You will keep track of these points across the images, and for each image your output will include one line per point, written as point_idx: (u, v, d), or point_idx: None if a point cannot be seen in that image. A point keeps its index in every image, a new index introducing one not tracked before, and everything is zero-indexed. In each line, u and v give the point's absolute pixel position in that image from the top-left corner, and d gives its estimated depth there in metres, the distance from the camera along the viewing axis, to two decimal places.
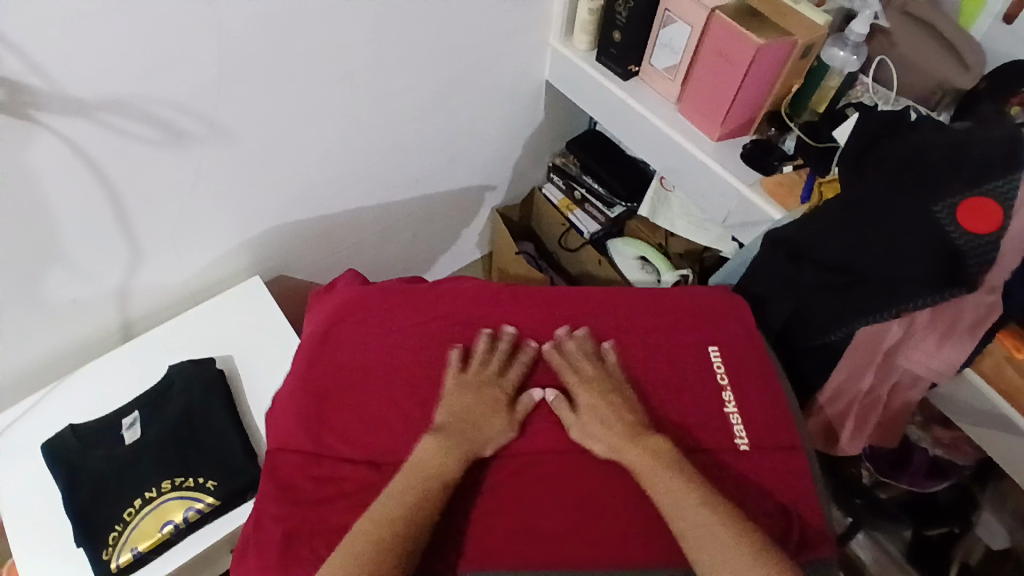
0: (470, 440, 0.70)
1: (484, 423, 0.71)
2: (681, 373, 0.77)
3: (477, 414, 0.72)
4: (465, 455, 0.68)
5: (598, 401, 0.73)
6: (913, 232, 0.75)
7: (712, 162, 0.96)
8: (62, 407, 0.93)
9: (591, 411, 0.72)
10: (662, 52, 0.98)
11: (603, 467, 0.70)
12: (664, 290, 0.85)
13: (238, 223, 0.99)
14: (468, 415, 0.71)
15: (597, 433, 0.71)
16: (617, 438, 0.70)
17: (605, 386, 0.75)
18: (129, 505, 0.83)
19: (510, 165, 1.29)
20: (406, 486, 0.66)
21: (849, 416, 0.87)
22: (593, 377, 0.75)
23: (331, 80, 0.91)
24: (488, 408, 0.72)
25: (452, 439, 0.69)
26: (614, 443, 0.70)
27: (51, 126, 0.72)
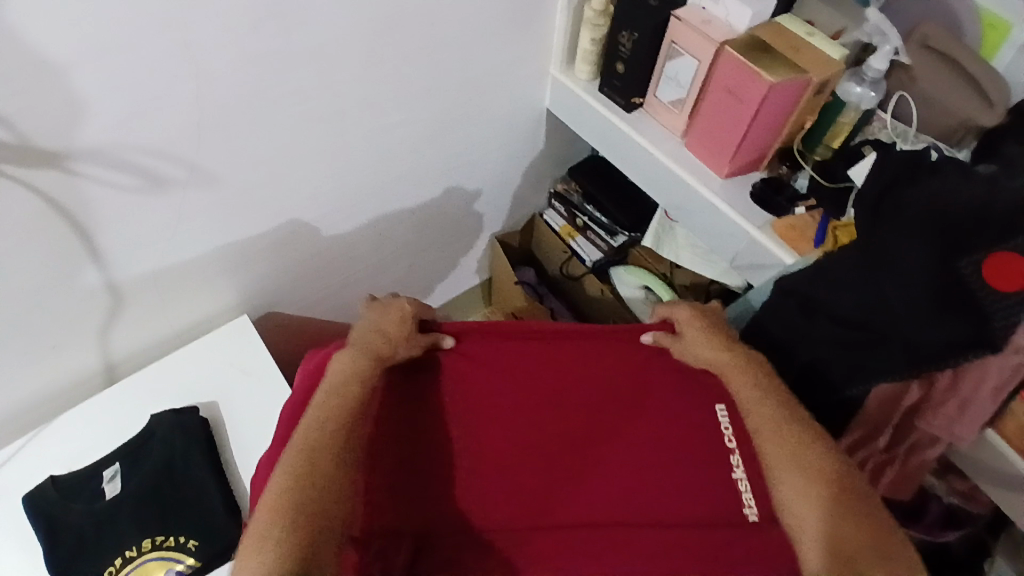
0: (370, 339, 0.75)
1: (388, 331, 0.76)
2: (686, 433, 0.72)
3: (376, 324, 0.77)
4: (370, 354, 0.73)
5: (698, 324, 0.81)
6: (937, 289, 0.69)
7: (722, 202, 0.91)
8: (41, 456, 0.89)
9: (690, 326, 0.80)
10: (667, 86, 0.93)
11: (597, 542, 0.63)
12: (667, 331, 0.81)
13: (223, 263, 0.95)
14: (371, 328, 0.76)
15: (699, 344, 0.79)
16: (712, 337, 0.79)
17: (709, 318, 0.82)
18: (108, 565, 0.80)
19: (509, 193, 1.25)
20: (325, 397, 0.69)
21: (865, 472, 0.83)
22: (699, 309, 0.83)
23: (319, 119, 0.87)
24: (389, 316, 0.77)
25: (357, 345, 0.74)
26: (708, 340, 0.79)
27: (21, 179, 0.68)
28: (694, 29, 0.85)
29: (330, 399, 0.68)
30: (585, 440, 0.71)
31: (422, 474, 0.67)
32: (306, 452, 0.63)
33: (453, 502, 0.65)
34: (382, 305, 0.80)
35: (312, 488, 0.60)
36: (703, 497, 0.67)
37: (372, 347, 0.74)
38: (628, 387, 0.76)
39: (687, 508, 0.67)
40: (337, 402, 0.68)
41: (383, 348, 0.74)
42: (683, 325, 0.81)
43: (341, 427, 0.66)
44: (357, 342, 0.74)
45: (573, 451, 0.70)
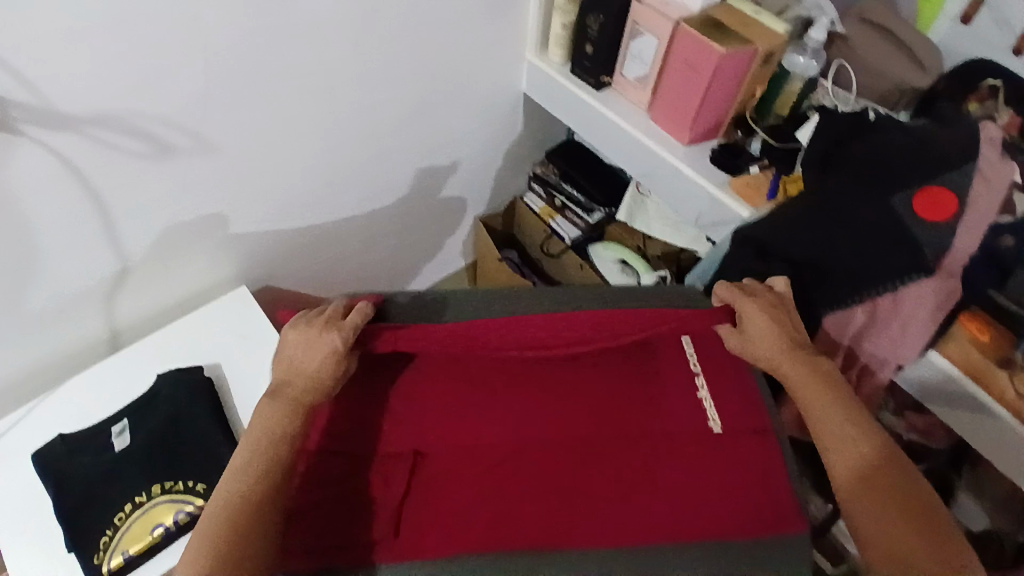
0: (295, 378, 0.72)
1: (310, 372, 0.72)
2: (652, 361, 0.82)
3: (304, 363, 0.72)
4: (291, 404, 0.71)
5: (760, 316, 0.77)
6: (877, 224, 0.79)
7: (685, 165, 0.99)
8: (50, 417, 0.94)
9: (754, 322, 0.77)
10: (632, 63, 1.03)
11: (575, 455, 0.74)
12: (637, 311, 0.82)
13: (223, 234, 1.01)
14: (298, 370, 0.72)
15: (762, 341, 0.77)
16: (776, 340, 0.76)
17: (776, 309, 0.78)
18: (119, 510, 0.85)
19: (491, 175, 1.33)
20: (247, 455, 0.68)
21: None
22: (765, 300, 0.78)
23: (313, 93, 0.94)
24: (318, 355, 0.72)
25: (282, 394, 0.71)
26: (771, 343, 0.77)
27: (41, 139, 0.75)
28: (653, 8, 0.95)
29: (252, 460, 0.68)
30: (562, 376, 0.80)
31: (423, 400, 0.78)
32: (224, 514, 0.64)
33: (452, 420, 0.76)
34: (310, 330, 0.74)
35: (236, 538, 0.63)
36: (669, 410, 0.78)
37: (298, 396, 0.71)
38: (574, 365, 0.81)
39: (655, 423, 0.77)
40: (262, 461, 0.68)
41: (308, 399, 0.71)
42: (749, 319, 0.77)
43: (263, 483, 0.67)
44: (283, 389, 0.71)
45: (553, 390, 0.79)
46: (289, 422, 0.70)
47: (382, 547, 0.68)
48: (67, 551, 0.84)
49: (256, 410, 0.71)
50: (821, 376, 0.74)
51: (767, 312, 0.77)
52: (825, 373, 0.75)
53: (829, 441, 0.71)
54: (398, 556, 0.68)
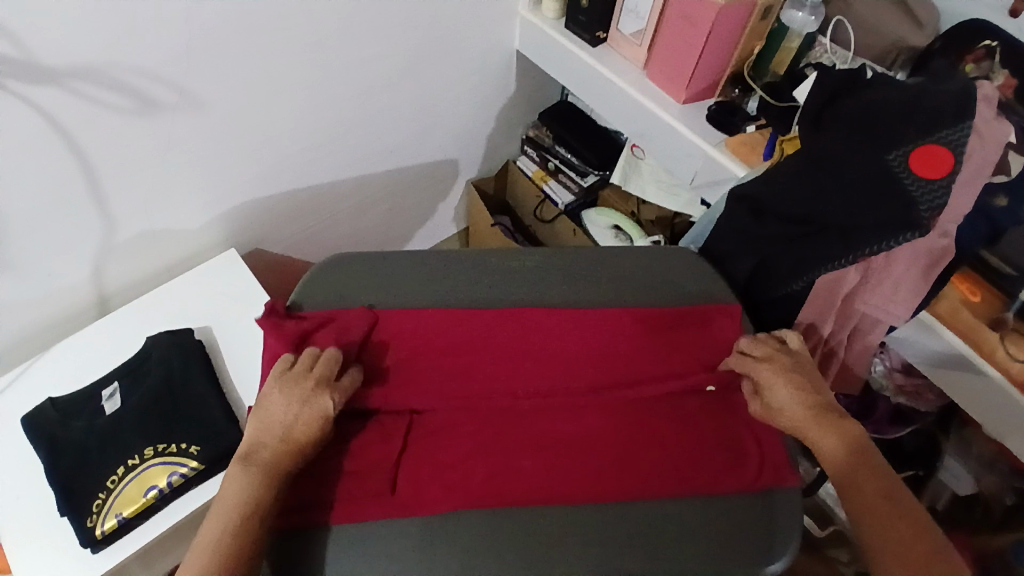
0: (274, 444, 0.68)
1: (293, 437, 0.68)
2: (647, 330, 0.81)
3: (287, 432, 0.68)
4: (271, 471, 0.66)
5: (779, 382, 0.73)
6: (870, 182, 0.78)
7: (682, 125, 0.98)
8: (39, 382, 0.93)
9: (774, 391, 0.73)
10: (628, 19, 1.01)
11: (571, 417, 0.75)
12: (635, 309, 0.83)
13: (212, 195, 0.99)
14: (274, 441, 0.68)
15: (789, 405, 0.72)
16: (798, 410, 0.71)
17: (795, 372, 0.74)
18: (112, 474, 0.84)
19: (484, 138, 1.30)
20: (230, 512, 0.64)
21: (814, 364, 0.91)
22: (786, 363, 0.75)
23: (302, 48, 0.91)
24: (305, 420, 0.69)
25: (254, 462, 0.67)
26: (794, 412, 0.72)
27: (22, 94, 0.72)
28: None
29: (239, 508, 0.64)
30: (556, 342, 0.80)
31: (423, 360, 0.79)
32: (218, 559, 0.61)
33: (450, 379, 0.77)
34: (290, 396, 0.70)
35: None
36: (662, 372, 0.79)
37: (274, 457, 0.67)
38: (568, 341, 0.80)
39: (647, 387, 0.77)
40: (241, 496, 0.65)
41: (287, 462, 0.67)
42: (768, 382, 0.74)
43: (253, 518, 0.64)
44: (256, 455, 0.67)
45: (547, 356, 0.79)
46: (262, 473, 0.66)
47: (381, 501, 0.69)
48: (62, 515, 0.84)
49: (227, 474, 0.67)
50: (851, 448, 0.69)
51: (786, 375, 0.73)
52: (857, 444, 0.69)
53: (870, 527, 0.65)
54: (394, 511, 0.68)
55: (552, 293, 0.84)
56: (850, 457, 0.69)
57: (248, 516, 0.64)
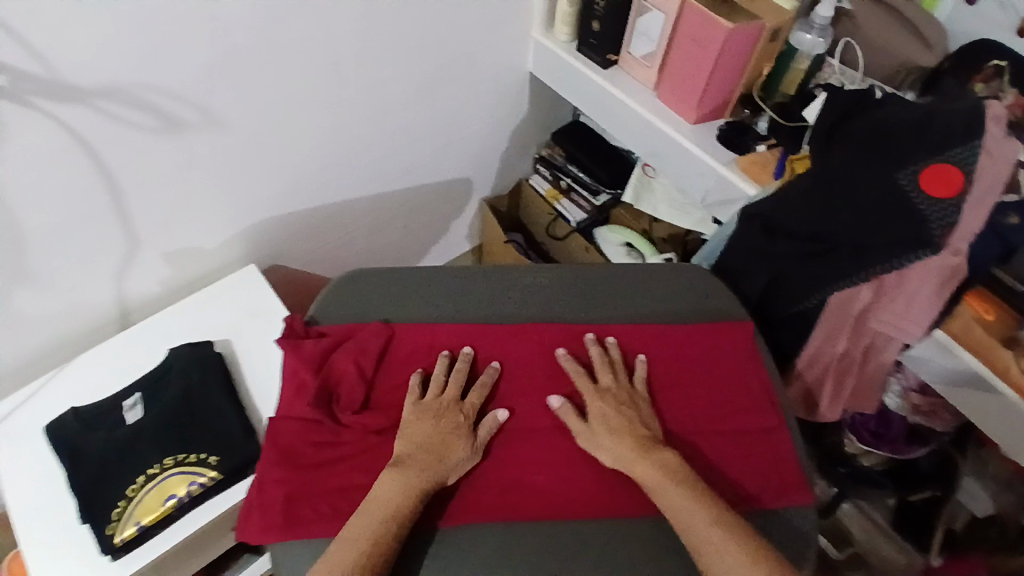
0: (426, 456, 0.71)
1: (445, 444, 0.72)
2: (668, 347, 0.82)
3: (457, 440, 0.72)
4: (428, 481, 0.69)
5: (611, 401, 0.76)
6: (882, 200, 0.79)
7: (693, 145, 0.99)
8: (62, 394, 0.95)
9: (606, 418, 0.74)
10: (640, 41, 1.03)
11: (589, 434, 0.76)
12: (652, 325, 0.84)
13: (233, 213, 1.02)
14: (450, 449, 0.71)
15: (613, 434, 0.73)
16: (623, 430, 0.73)
17: (629, 401, 0.76)
18: (131, 483, 0.86)
19: (497, 157, 1.33)
20: (383, 512, 0.66)
21: (826, 384, 0.91)
22: (613, 391, 0.77)
23: (321, 70, 0.94)
24: (444, 429, 0.73)
25: (408, 470, 0.69)
26: (621, 430, 0.73)
27: (52, 113, 0.75)
28: None
29: (395, 508, 0.66)
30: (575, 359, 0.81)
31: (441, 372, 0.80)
32: (377, 555, 0.63)
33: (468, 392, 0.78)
34: (453, 407, 0.75)
35: None
36: (678, 390, 0.79)
37: (433, 463, 0.70)
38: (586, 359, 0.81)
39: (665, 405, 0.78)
40: (398, 494, 0.67)
41: (438, 476, 0.70)
42: (590, 413, 0.75)
43: (404, 517, 0.66)
44: (416, 459, 0.70)
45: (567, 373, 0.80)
46: (422, 473, 0.69)
47: None
48: (83, 523, 0.86)
49: (378, 487, 0.68)
50: (662, 466, 0.70)
51: (614, 403, 0.76)
52: (671, 466, 0.70)
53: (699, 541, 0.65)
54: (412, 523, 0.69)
55: (568, 311, 0.86)
56: (670, 475, 0.69)
57: (399, 516, 0.66)
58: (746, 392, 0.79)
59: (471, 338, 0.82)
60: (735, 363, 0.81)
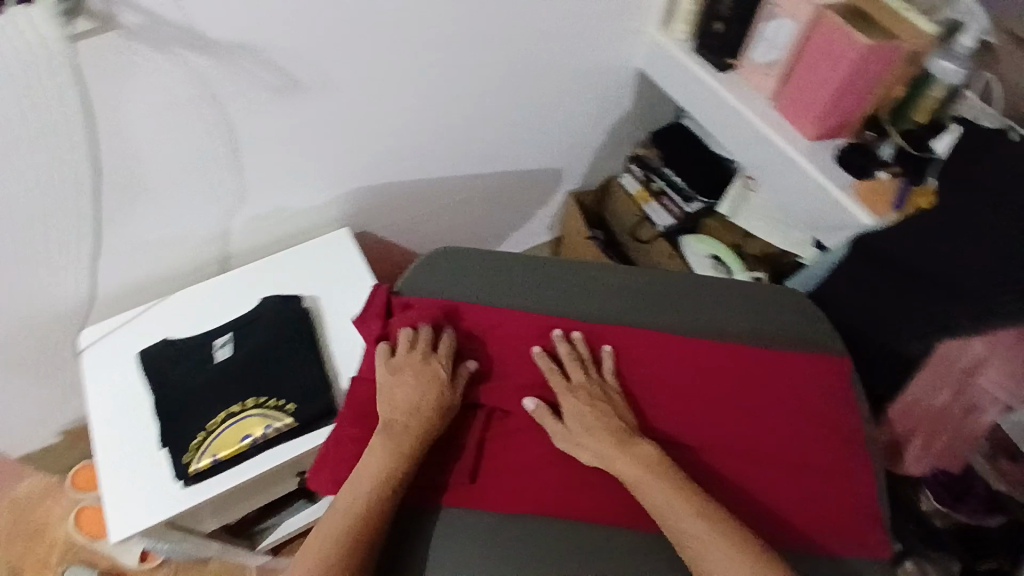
0: (407, 415, 0.77)
1: (420, 402, 0.77)
2: (758, 372, 0.82)
3: (425, 405, 0.77)
4: (411, 438, 0.75)
5: (589, 391, 0.79)
6: (1002, 250, 0.72)
7: (809, 166, 0.95)
8: (156, 324, 1.01)
9: (580, 418, 0.77)
10: (762, 48, 0.98)
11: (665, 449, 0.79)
12: (742, 349, 0.83)
13: (332, 177, 1.05)
14: (424, 414, 0.77)
15: (595, 433, 0.76)
16: (597, 422, 0.76)
17: (601, 398, 0.79)
18: (212, 417, 0.91)
19: (592, 152, 1.31)
20: (371, 480, 0.73)
21: (917, 434, 0.86)
22: (583, 387, 0.79)
23: (437, 48, 0.94)
24: (417, 388, 0.78)
25: (393, 429, 0.76)
26: (594, 425, 0.76)
27: (186, 61, 0.78)
28: None
29: (381, 476, 0.73)
30: (662, 372, 0.82)
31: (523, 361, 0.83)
32: (366, 518, 0.71)
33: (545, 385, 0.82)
34: (417, 372, 0.79)
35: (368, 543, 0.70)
36: (759, 420, 0.80)
37: (412, 427, 0.76)
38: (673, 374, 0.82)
39: (742, 431, 0.80)
40: (381, 464, 0.73)
41: (420, 432, 0.76)
42: (568, 411, 0.78)
43: (391, 483, 0.73)
44: (394, 427, 0.76)
45: (654, 387, 0.81)
46: (402, 440, 0.75)
47: (461, 489, 0.77)
48: (162, 448, 0.92)
49: (370, 448, 0.75)
50: (642, 461, 0.73)
51: (585, 401, 0.78)
52: (651, 459, 0.74)
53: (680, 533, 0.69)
54: (470, 499, 0.77)
55: (653, 319, 0.87)
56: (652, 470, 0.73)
57: (386, 482, 0.73)
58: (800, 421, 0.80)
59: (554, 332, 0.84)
60: (794, 390, 0.81)
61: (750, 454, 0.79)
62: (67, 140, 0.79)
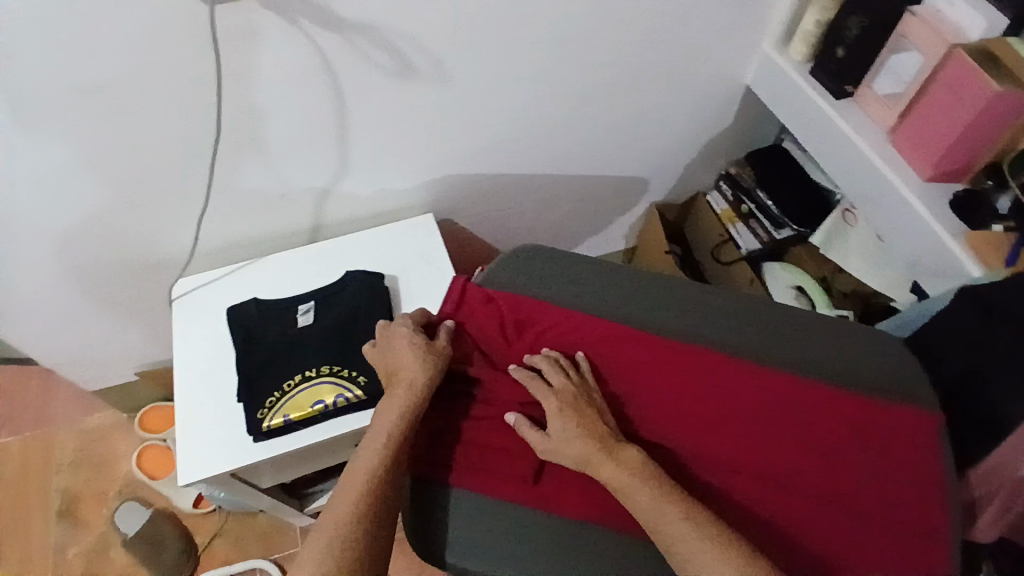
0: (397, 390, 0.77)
1: (402, 375, 0.78)
2: (836, 414, 0.79)
3: (422, 391, 0.77)
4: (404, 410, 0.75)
5: (563, 391, 0.76)
6: None
7: (920, 206, 0.91)
8: (248, 283, 1.07)
9: (556, 420, 0.74)
10: (887, 78, 0.94)
11: (734, 478, 0.76)
12: (820, 389, 0.80)
13: (428, 162, 1.07)
14: (418, 401, 0.76)
15: (575, 438, 0.73)
16: (577, 426, 0.74)
17: (580, 400, 0.76)
18: (289, 378, 0.95)
19: (682, 165, 1.29)
20: (369, 470, 0.71)
21: (991, 503, 0.78)
22: (560, 388, 0.77)
23: (549, 46, 0.95)
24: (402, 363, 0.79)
25: (387, 405, 0.76)
26: (575, 431, 0.73)
27: (311, 35, 0.81)
28: (928, 25, 0.86)
29: (380, 464, 0.72)
30: (734, 400, 0.79)
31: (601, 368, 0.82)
32: (371, 507, 0.69)
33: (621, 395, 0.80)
34: (414, 360, 0.78)
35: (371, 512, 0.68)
36: (833, 463, 0.77)
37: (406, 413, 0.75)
38: (746, 404, 0.79)
39: (814, 472, 0.76)
40: (378, 451, 0.72)
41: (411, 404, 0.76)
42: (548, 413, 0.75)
43: (390, 470, 0.72)
44: (389, 415, 0.76)
45: (725, 413, 0.79)
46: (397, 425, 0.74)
47: (524, 487, 0.75)
48: (238, 402, 0.96)
49: (370, 426, 0.75)
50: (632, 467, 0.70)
51: (561, 402, 0.75)
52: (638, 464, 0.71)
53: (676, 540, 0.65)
54: (534, 500, 0.74)
55: (737, 345, 0.84)
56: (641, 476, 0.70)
57: (385, 470, 0.71)
58: (866, 454, 0.77)
59: (635, 346, 0.82)
60: (867, 428, 0.78)
61: (818, 494, 0.75)
62: (197, 97, 0.84)
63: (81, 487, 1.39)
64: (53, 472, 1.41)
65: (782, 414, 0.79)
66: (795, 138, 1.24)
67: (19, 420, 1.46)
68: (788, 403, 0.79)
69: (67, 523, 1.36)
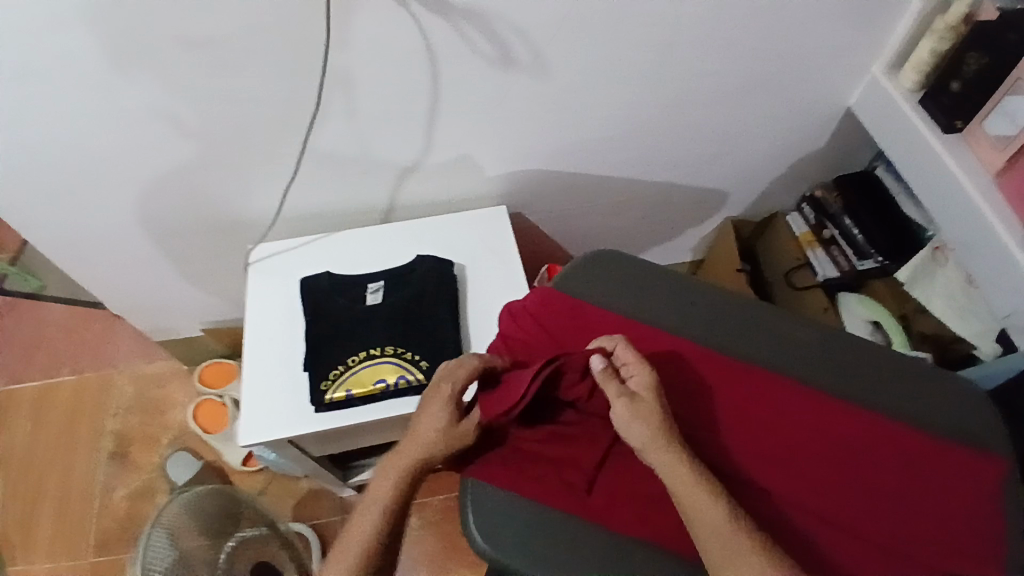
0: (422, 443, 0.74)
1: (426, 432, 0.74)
2: (898, 450, 0.73)
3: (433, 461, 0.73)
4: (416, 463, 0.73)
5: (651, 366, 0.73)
6: None
7: (1022, 255, 0.86)
8: (323, 254, 1.10)
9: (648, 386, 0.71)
10: (998, 120, 0.88)
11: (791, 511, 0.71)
12: (882, 423, 0.75)
13: (511, 154, 1.07)
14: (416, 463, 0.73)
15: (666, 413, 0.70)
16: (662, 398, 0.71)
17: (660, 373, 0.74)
18: (354, 354, 0.97)
19: (763, 183, 1.26)
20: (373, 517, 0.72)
21: None
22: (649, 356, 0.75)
23: (651, 48, 0.93)
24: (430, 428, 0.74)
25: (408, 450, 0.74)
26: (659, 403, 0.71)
27: (418, 17, 0.82)
28: None
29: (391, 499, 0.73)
30: (794, 426, 0.75)
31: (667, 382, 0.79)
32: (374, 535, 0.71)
33: (679, 413, 0.77)
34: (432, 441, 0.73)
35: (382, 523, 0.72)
36: (894, 503, 0.71)
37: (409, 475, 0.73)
38: (805, 434, 0.75)
39: (870, 509, 0.71)
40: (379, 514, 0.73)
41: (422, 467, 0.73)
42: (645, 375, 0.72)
43: (385, 543, 0.72)
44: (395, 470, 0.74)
45: (781, 442, 0.74)
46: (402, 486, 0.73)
47: (575, 496, 0.73)
48: (302, 370, 0.98)
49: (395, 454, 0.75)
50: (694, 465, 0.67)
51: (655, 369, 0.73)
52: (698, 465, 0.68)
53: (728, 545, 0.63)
54: (584, 509, 0.72)
55: (810, 374, 0.80)
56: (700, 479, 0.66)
57: (379, 547, 0.71)
58: (932, 495, 0.71)
59: (700, 367, 0.79)
60: (934, 468, 0.72)
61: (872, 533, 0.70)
62: (303, 67, 0.86)
63: (133, 431, 1.45)
64: (109, 413, 1.47)
65: (830, 446, 0.74)
66: (889, 165, 1.19)
67: (84, 359, 1.53)
68: (844, 436, 0.74)
69: (117, 465, 1.42)
